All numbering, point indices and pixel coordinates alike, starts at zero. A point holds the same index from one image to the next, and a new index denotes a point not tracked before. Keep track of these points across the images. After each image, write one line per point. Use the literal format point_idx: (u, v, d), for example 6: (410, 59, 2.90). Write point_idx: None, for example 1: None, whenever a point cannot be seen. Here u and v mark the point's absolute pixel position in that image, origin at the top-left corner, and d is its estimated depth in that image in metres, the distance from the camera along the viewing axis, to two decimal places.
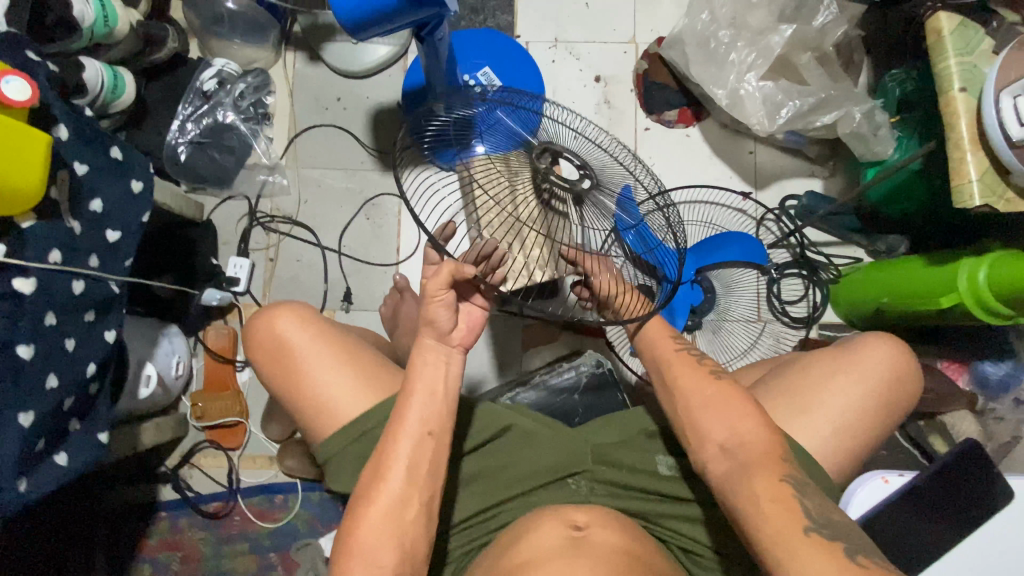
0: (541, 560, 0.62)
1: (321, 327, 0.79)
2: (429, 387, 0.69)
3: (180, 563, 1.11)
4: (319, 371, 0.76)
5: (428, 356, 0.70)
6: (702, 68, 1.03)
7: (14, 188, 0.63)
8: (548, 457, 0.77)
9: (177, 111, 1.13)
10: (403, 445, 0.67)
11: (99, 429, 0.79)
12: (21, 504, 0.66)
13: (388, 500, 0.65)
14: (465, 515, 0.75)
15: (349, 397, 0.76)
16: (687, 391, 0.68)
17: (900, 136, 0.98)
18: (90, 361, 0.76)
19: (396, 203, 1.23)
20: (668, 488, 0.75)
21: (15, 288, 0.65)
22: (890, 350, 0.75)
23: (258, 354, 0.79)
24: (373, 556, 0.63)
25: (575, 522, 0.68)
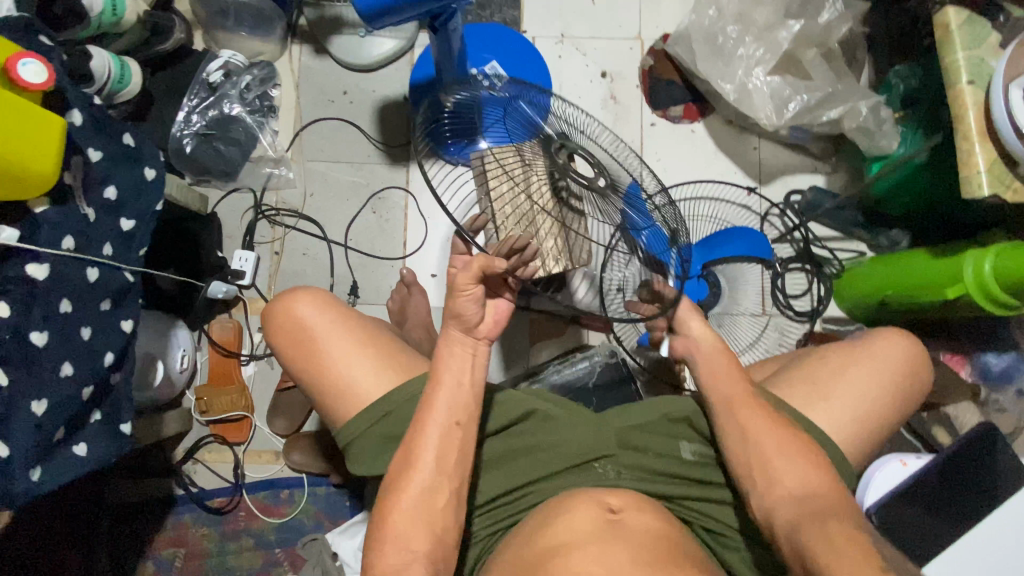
0: (573, 544, 0.64)
1: (340, 311, 0.79)
2: (455, 376, 0.69)
3: (184, 559, 1.10)
4: (340, 353, 0.76)
5: (450, 346, 0.70)
6: (709, 63, 1.05)
7: (29, 171, 0.62)
8: (572, 443, 0.78)
9: (182, 103, 1.13)
10: (431, 435, 0.67)
11: (123, 420, 0.80)
12: (33, 492, 0.66)
13: (418, 489, 0.65)
14: (489, 498, 0.76)
15: (371, 378, 0.76)
16: None
17: (905, 131, 0.99)
18: (103, 350, 0.75)
19: (403, 197, 1.22)
20: (692, 472, 0.77)
21: (29, 274, 0.65)
22: (903, 343, 0.77)
23: (276, 337, 0.79)
24: (405, 540, 0.64)
25: (610, 505, 0.70)
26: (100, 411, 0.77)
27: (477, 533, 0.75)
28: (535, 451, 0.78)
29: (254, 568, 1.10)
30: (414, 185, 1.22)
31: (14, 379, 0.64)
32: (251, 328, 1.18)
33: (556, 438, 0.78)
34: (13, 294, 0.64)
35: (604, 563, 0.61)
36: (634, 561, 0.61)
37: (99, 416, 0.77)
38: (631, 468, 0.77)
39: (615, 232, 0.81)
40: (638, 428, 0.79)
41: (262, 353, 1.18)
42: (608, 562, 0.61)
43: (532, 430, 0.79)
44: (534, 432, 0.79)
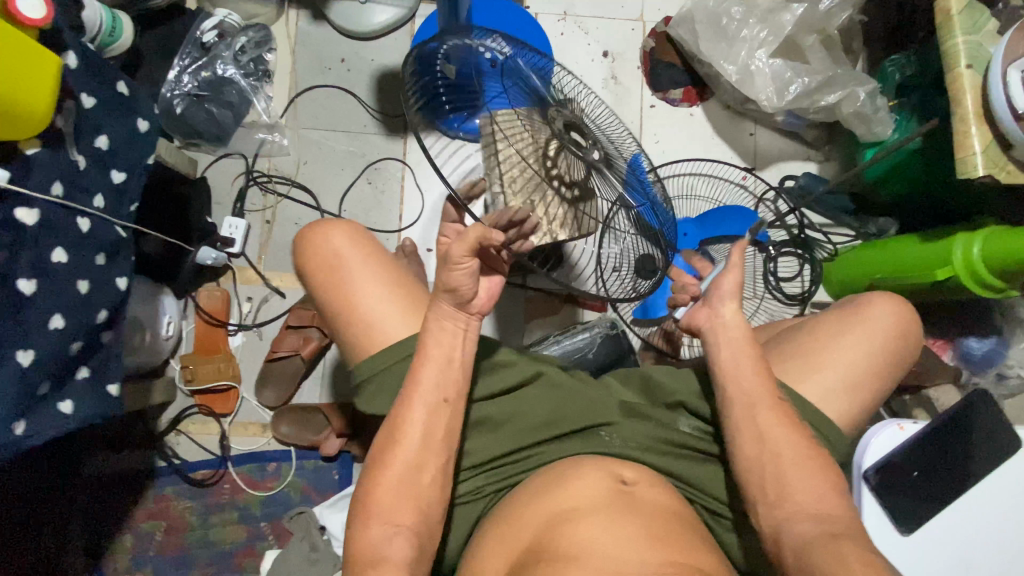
0: (584, 509, 0.65)
1: (372, 248, 0.77)
2: (445, 349, 0.67)
3: (164, 533, 1.07)
4: (369, 290, 0.75)
5: (444, 311, 0.67)
6: (713, 44, 1.06)
7: (24, 110, 0.61)
8: (563, 413, 0.77)
9: (173, 62, 1.09)
10: (418, 412, 0.65)
11: (111, 380, 0.77)
12: (17, 446, 0.63)
13: (405, 460, 0.64)
14: (480, 460, 0.76)
15: (396, 320, 0.74)
16: None
17: (899, 118, 1.02)
18: (95, 305, 0.73)
19: (400, 168, 1.20)
20: (691, 442, 0.76)
21: (17, 218, 0.62)
22: (895, 307, 0.78)
23: (305, 263, 0.77)
24: (390, 514, 0.62)
25: (623, 477, 0.70)
26: (87, 368, 0.74)
27: (464, 491, 0.75)
28: (528, 420, 0.77)
29: (238, 542, 1.07)
30: (411, 157, 1.20)
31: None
32: (239, 298, 1.15)
33: (547, 409, 0.78)
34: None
35: (613, 532, 0.61)
36: (648, 534, 0.62)
37: (87, 373, 0.74)
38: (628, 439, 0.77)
39: (614, 204, 0.86)
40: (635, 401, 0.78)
41: (252, 323, 1.15)
42: (614, 532, 0.61)
43: (524, 398, 0.78)
44: (526, 400, 0.78)
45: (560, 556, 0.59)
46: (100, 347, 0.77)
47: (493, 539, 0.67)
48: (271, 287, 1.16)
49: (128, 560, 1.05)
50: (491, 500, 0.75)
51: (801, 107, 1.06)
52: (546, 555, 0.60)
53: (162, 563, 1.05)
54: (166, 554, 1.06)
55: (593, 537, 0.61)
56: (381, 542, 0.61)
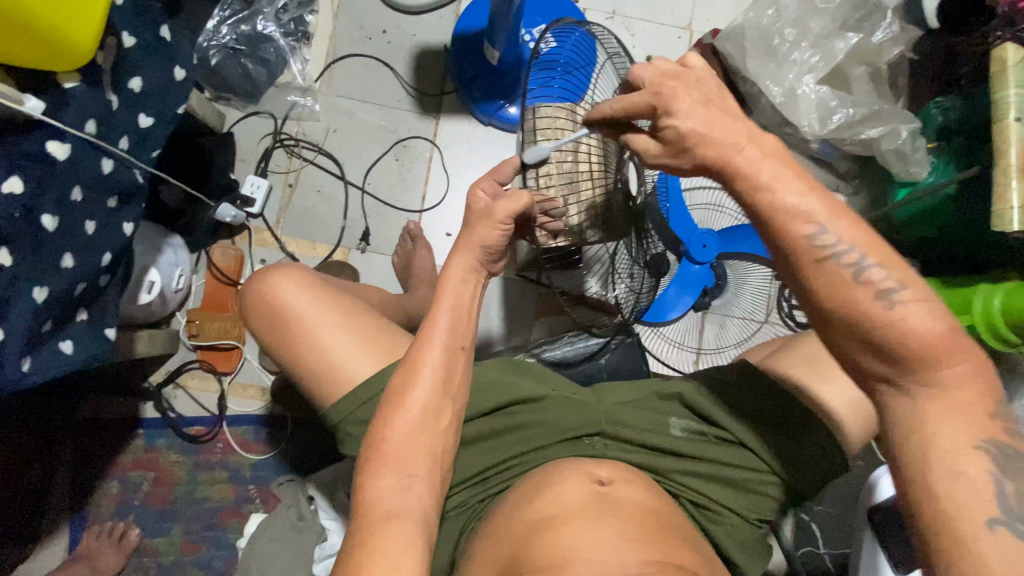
0: (564, 516, 0.61)
1: (324, 290, 0.74)
2: (443, 343, 0.61)
3: (151, 485, 1.06)
4: (320, 347, 0.70)
5: (458, 268, 0.63)
6: (761, 62, 1.05)
7: (69, 42, 0.59)
8: (548, 423, 0.73)
9: (214, 11, 1.05)
10: (432, 354, 0.60)
11: (108, 324, 0.76)
12: (23, 384, 0.62)
13: (394, 475, 0.56)
14: (466, 475, 0.72)
15: (353, 360, 0.70)
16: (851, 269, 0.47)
17: (936, 161, 1.01)
18: (105, 249, 0.72)
19: (427, 148, 1.18)
20: (686, 448, 0.72)
21: (48, 152, 0.61)
22: None
23: (256, 319, 0.74)
24: (406, 464, 0.57)
25: (598, 477, 0.66)
26: (85, 311, 0.73)
27: (452, 506, 0.72)
28: (512, 432, 0.74)
29: (224, 502, 1.07)
30: (441, 139, 1.18)
31: (17, 260, 0.60)
32: (253, 259, 1.14)
33: (533, 417, 0.73)
34: (28, 170, 0.60)
35: (594, 536, 0.58)
36: (626, 538, 0.58)
37: (85, 317, 0.73)
38: (621, 444, 0.73)
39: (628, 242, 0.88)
40: (625, 404, 0.75)
41: None
42: (598, 536, 0.58)
43: (512, 410, 0.74)
44: (513, 411, 0.74)
45: (544, 565, 0.56)
46: (100, 293, 0.76)
47: (484, 541, 0.64)
48: (286, 252, 1.14)
49: (111, 507, 1.05)
50: (474, 517, 0.71)
51: (841, 138, 1.06)
52: (529, 565, 0.57)
53: (146, 514, 1.05)
54: (150, 506, 1.05)
55: (576, 544, 0.58)
56: (389, 497, 0.55)
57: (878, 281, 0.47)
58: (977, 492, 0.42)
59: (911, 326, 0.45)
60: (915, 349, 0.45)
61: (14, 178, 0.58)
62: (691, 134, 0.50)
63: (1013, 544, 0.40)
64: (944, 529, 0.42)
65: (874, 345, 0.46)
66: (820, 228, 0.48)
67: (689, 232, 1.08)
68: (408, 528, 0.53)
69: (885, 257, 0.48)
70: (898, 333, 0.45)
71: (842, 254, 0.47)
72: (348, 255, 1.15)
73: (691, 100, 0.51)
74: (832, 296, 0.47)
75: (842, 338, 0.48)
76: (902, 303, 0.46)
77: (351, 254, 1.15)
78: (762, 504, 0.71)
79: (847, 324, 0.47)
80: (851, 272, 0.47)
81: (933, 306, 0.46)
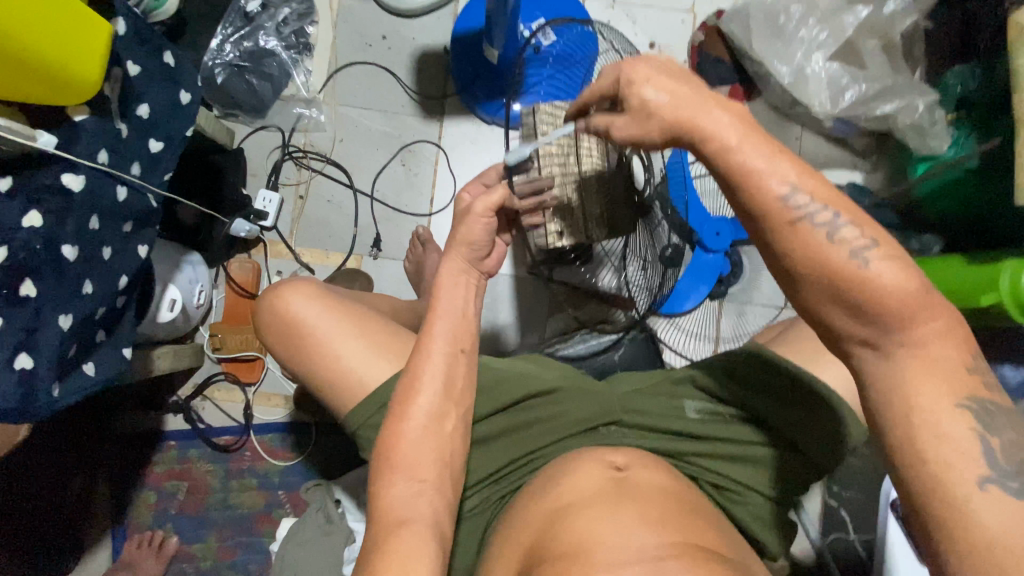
0: (582, 504, 0.59)
1: (335, 300, 0.75)
2: (444, 348, 0.61)
3: (186, 494, 1.10)
4: (337, 350, 0.71)
5: (449, 272, 0.64)
6: (767, 43, 1.02)
7: (75, 78, 0.61)
8: (565, 414, 0.72)
9: (217, 31, 1.08)
10: (437, 355, 0.61)
11: (124, 344, 0.78)
12: (55, 408, 0.65)
13: (404, 484, 0.56)
14: (483, 474, 0.71)
15: (369, 363, 0.71)
16: (812, 253, 0.42)
17: (957, 133, 0.96)
18: (122, 273, 0.75)
19: (433, 151, 1.19)
20: (702, 430, 0.72)
21: (64, 184, 0.63)
22: None
23: (269, 332, 0.75)
24: (413, 469, 0.57)
25: (614, 462, 0.65)
26: (103, 331, 0.75)
27: (473, 505, 0.70)
28: (528, 426, 0.72)
29: (255, 507, 1.10)
30: (446, 141, 1.19)
31: (41, 291, 0.62)
32: (269, 271, 1.16)
33: (548, 410, 0.72)
34: (49, 204, 0.62)
35: (613, 522, 0.56)
36: (647, 521, 0.56)
37: (103, 336, 0.75)
38: (638, 430, 0.73)
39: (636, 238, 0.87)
40: (639, 391, 0.75)
41: None
42: (617, 522, 0.56)
43: (527, 404, 0.73)
44: (527, 406, 0.73)
45: (564, 554, 0.54)
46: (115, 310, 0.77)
47: (504, 538, 0.63)
48: (301, 262, 1.16)
49: (149, 516, 1.09)
50: (495, 513, 0.70)
51: (854, 116, 1.03)
52: (550, 554, 0.55)
53: (183, 522, 1.09)
54: (186, 514, 1.09)
55: (594, 530, 0.56)
56: (401, 505, 0.55)
57: (850, 239, 0.41)
58: (963, 453, 0.38)
59: (887, 284, 0.40)
60: (890, 308, 0.40)
61: (33, 212, 0.60)
62: (653, 83, 0.46)
63: (1000, 505, 0.37)
64: (936, 499, 0.38)
65: (849, 304, 0.41)
66: (791, 187, 0.42)
67: (700, 221, 1.09)
68: (420, 534, 0.53)
69: (856, 214, 0.42)
70: (872, 290, 0.40)
71: (814, 213, 0.42)
72: (361, 262, 1.16)
73: (652, 66, 0.48)
74: (803, 257, 0.42)
75: (815, 304, 0.43)
76: (877, 261, 0.40)
77: (365, 261, 1.16)
78: (787, 482, 0.70)
79: (819, 286, 0.42)
80: (825, 233, 0.41)
81: (908, 263, 0.41)
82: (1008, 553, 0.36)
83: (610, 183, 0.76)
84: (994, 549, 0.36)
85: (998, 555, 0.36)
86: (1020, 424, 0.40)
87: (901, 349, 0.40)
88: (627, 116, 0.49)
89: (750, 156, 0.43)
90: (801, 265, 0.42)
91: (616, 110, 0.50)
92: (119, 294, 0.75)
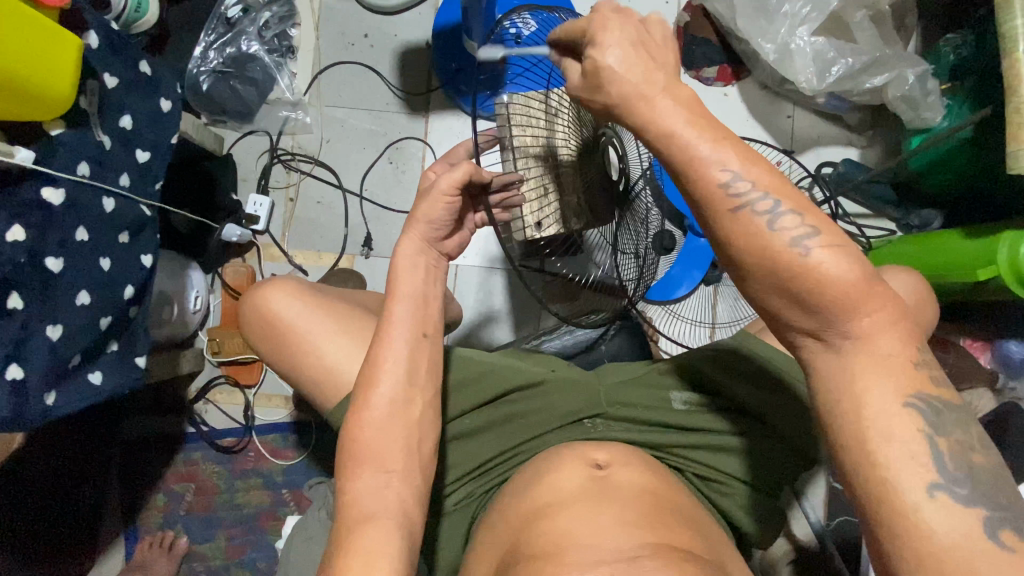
0: (561, 502, 0.60)
1: (318, 297, 0.76)
2: (406, 332, 0.62)
3: (194, 495, 1.13)
4: (320, 348, 0.72)
5: (408, 250, 0.64)
6: (752, 20, 0.99)
7: (47, 92, 0.62)
8: (549, 407, 0.72)
9: (200, 38, 1.10)
10: (397, 347, 0.62)
11: (137, 353, 0.80)
12: (49, 417, 0.67)
13: (372, 475, 0.58)
14: (466, 469, 0.71)
15: (351, 363, 0.71)
16: (758, 244, 0.42)
17: (951, 103, 0.94)
18: (127, 283, 0.77)
19: (420, 147, 1.18)
20: (687, 421, 0.71)
21: (43, 199, 0.65)
22: (910, 279, 0.71)
23: (254, 332, 0.76)
24: (381, 459, 0.58)
25: (596, 460, 0.65)
26: (116, 342, 0.77)
27: (457, 500, 0.71)
28: (513, 420, 0.73)
29: (261, 506, 1.12)
30: (433, 136, 1.18)
31: (29, 303, 0.64)
32: (263, 273, 1.17)
33: (532, 404, 0.72)
34: (30, 218, 0.64)
35: (590, 523, 0.57)
36: (624, 522, 0.56)
37: (116, 347, 0.77)
38: (623, 422, 0.73)
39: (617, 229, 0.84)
40: (624, 381, 0.74)
41: None
42: (593, 522, 0.57)
43: (510, 399, 0.73)
44: (510, 399, 0.73)
45: (540, 553, 0.55)
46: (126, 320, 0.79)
47: (487, 533, 0.63)
48: (294, 264, 1.17)
49: (160, 518, 1.12)
50: (480, 507, 0.71)
51: (844, 90, 1.00)
52: (527, 553, 0.56)
53: (192, 522, 1.12)
54: (195, 515, 1.12)
55: (570, 529, 0.56)
56: (367, 498, 0.56)
57: (791, 229, 0.42)
58: (913, 455, 0.40)
59: (828, 274, 0.40)
60: (831, 298, 0.41)
61: (16, 227, 0.62)
62: (609, 66, 0.43)
63: (963, 511, 0.38)
64: (884, 495, 0.40)
65: (792, 295, 0.42)
66: (733, 174, 0.42)
67: (688, 205, 1.08)
68: (386, 528, 0.55)
69: (800, 202, 0.42)
70: (815, 281, 0.41)
71: (756, 201, 0.42)
72: (353, 262, 1.17)
73: (621, 33, 0.44)
74: (749, 246, 0.42)
75: (766, 296, 0.43)
76: (818, 249, 0.41)
77: (357, 261, 1.17)
78: (773, 473, 0.70)
79: (764, 276, 0.42)
80: (766, 221, 0.42)
81: (849, 250, 0.41)
82: (944, 551, 0.38)
83: (590, 171, 0.74)
84: (939, 547, 0.38)
85: None
86: (967, 424, 0.42)
87: (842, 341, 0.42)
88: (585, 105, 0.48)
89: (705, 145, 0.43)
90: (755, 253, 0.42)
91: (576, 98, 0.49)
92: (128, 304, 0.78)
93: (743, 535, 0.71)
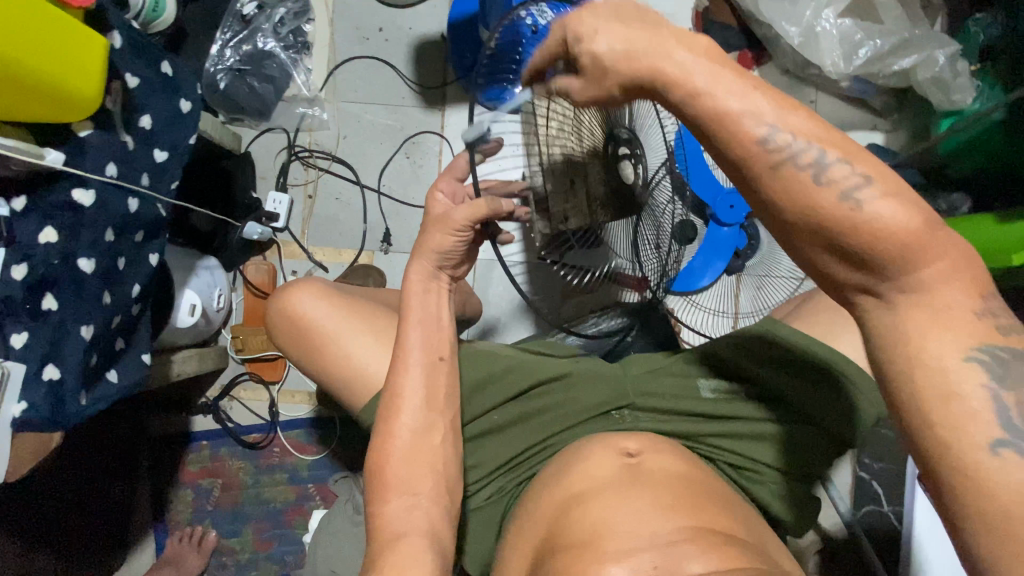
0: (595, 491, 0.59)
1: (343, 297, 0.76)
2: (421, 358, 0.64)
3: (221, 490, 1.14)
4: (346, 347, 0.72)
5: (417, 278, 0.66)
6: (775, 4, 0.98)
7: (76, 94, 0.62)
8: (578, 399, 0.72)
9: (216, 36, 1.08)
10: (414, 374, 0.63)
11: (141, 350, 0.80)
12: (83, 417, 0.68)
13: (400, 499, 0.60)
14: (495, 465, 0.71)
15: (376, 361, 0.72)
16: (801, 201, 0.39)
17: (981, 84, 0.92)
18: (135, 282, 0.76)
19: (437, 141, 1.18)
20: (717, 409, 0.70)
21: (74, 201, 0.65)
22: None
23: (282, 331, 0.77)
24: (407, 485, 0.61)
25: (627, 449, 0.64)
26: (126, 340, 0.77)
27: (487, 496, 0.71)
28: (542, 414, 0.72)
29: (287, 501, 1.14)
30: (449, 130, 1.18)
31: (63, 304, 0.65)
32: (284, 271, 1.18)
33: (560, 396, 0.72)
34: (59, 219, 0.64)
35: (626, 508, 0.56)
36: (659, 506, 0.56)
37: (126, 346, 0.77)
38: (653, 413, 0.72)
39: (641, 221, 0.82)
40: (651, 372, 0.74)
41: None
42: (629, 508, 0.56)
43: (537, 392, 0.73)
44: (538, 392, 0.73)
45: (577, 541, 0.55)
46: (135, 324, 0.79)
47: (519, 524, 0.64)
48: (315, 261, 1.18)
49: (188, 512, 1.14)
50: (512, 501, 0.71)
51: (870, 73, 0.99)
52: (564, 542, 0.56)
53: (220, 517, 1.13)
54: (223, 509, 1.14)
55: (605, 517, 0.56)
56: (396, 520, 0.59)
57: (841, 178, 0.39)
58: (961, 411, 0.37)
59: (884, 224, 0.37)
60: (890, 251, 0.38)
61: (48, 228, 0.63)
62: (606, 70, 0.46)
63: None
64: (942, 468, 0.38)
65: (844, 252, 0.39)
66: (771, 128, 0.40)
67: (712, 194, 1.06)
68: (414, 548, 0.57)
69: (845, 149, 0.40)
70: (870, 235, 0.38)
71: (798, 153, 0.39)
72: (373, 257, 1.17)
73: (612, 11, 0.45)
74: (792, 204, 0.40)
75: (811, 254, 0.41)
76: (872, 201, 0.38)
77: (376, 257, 1.17)
78: (808, 457, 0.69)
79: (806, 234, 0.40)
80: (811, 174, 0.39)
81: (907, 198, 0.38)
82: (1006, 513, 0.35)
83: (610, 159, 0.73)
84: (1009, 506, 0.35)
85: (1015, 534, 0.34)
86: None
87: (902, 300, 0.39)
88: (588, 79, 0.48)
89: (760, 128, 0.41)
90: (796, 210, 0.40)
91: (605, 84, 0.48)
92: (135, 302, 0.77)
93: (779, 521, 0.70)
